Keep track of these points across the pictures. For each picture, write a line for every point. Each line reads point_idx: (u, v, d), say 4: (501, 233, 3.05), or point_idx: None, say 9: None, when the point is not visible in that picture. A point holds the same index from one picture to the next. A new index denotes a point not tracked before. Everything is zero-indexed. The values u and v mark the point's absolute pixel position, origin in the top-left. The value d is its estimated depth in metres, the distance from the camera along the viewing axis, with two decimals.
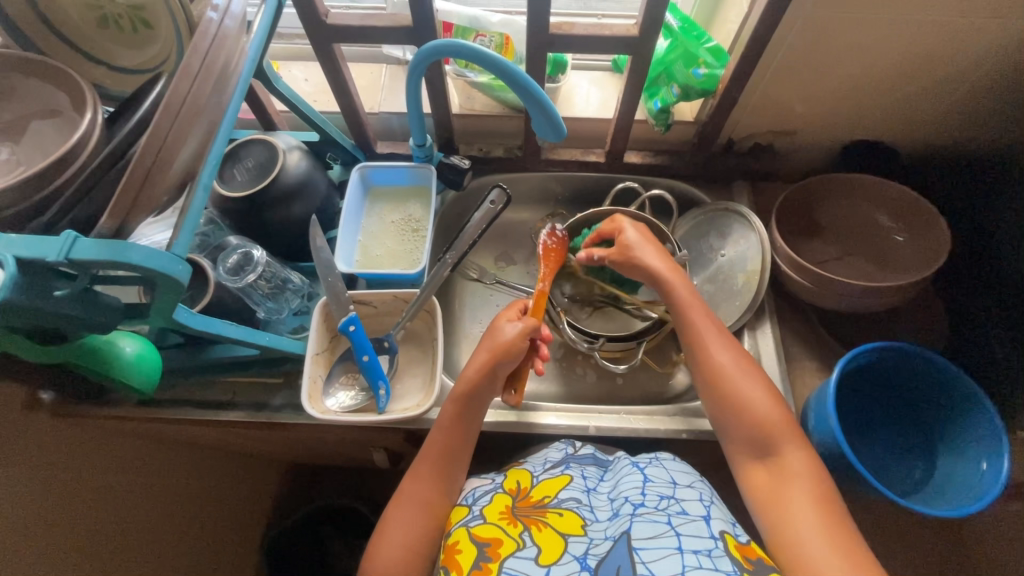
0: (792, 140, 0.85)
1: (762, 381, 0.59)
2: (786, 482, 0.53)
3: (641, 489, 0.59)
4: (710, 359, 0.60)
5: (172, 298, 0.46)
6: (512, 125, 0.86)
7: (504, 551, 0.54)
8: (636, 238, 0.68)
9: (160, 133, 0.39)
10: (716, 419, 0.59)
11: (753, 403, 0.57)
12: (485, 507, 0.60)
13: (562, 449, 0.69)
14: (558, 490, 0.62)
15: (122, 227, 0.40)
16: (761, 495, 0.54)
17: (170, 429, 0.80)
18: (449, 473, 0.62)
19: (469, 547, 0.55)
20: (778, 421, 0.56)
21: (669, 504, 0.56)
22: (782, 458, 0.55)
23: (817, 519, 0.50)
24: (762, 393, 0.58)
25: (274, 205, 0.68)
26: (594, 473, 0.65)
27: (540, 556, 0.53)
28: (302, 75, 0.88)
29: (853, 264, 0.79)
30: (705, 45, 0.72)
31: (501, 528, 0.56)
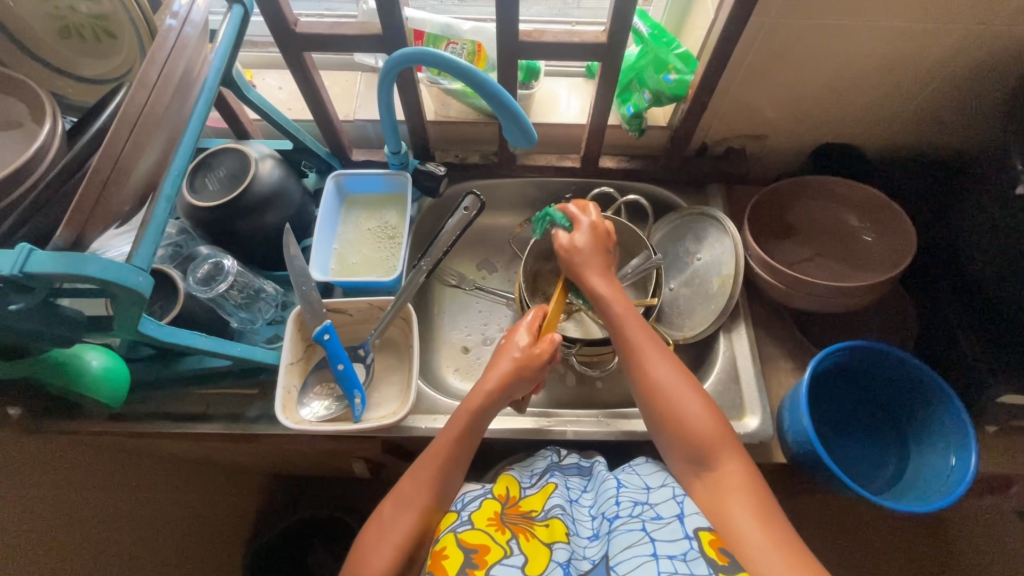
0: (763, 143, 0.86)
1: (700, 394, 0.58)
2: (724, 488, 0.54)
3: (614, 499, 0.60)
4: (647, 374, 0.59)
5: (136, 310, 0.45)
6: (487, 131, 0.86)
7: (491, 558, 0.54)
8: (586, 250, 0.65)
9: (118, 142, 0.39)
10: (655, 430, 0.59)
11: (691, 418, 0.56)
12: (474, 512, 0.60)
13: (547, 458, 0.68)
14: (545, 499, 0.62)
15: (79, 240, 0.39)
16: (706, 506, 0.55)
17: (143, 442, 0.78)
18: (446, 473, 0.59)
19: (455, 552, 0.55)
20: (716, 435, 0.55)
21: (643, 510, 0.57)
22: (718, 470, 0.55)
23: (755, 526, 0.50)
24: (700, 408, 0.57)
25: (246, 214, 0.67)
26: (577, 484, 0.66)
27: (526, 565, 0.54)
28: (276, 84, 0.88)
29: (825, 265, 0.81)
30: (675, 50, 0.73)
31: (488, 535, 0.57)
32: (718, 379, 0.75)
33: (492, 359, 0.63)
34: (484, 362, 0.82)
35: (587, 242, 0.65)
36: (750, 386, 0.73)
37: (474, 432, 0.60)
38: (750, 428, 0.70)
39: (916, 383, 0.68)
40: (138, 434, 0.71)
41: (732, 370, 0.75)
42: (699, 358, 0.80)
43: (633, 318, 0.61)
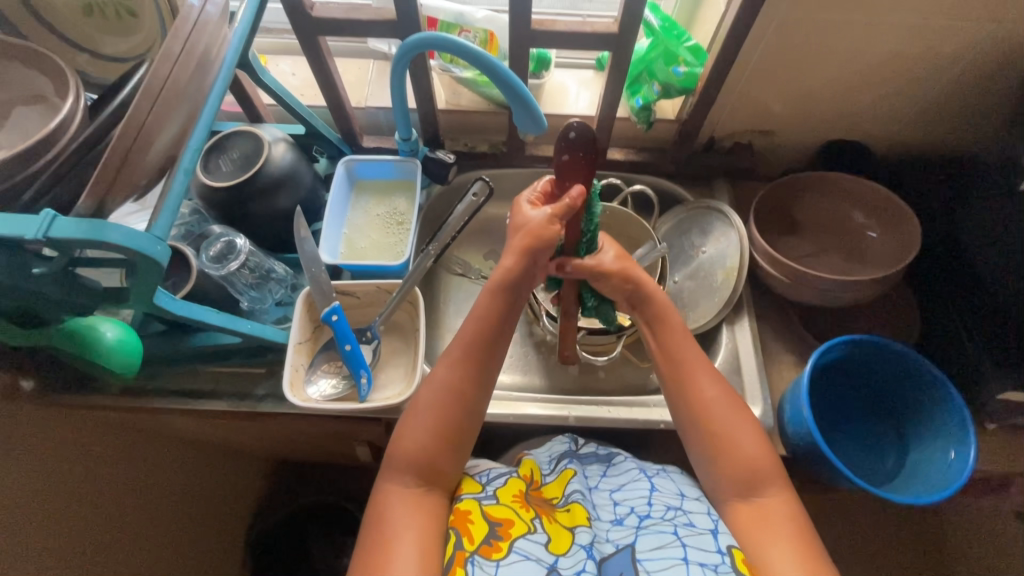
0: (771, 139, 0.86)
1: (752, 424, 0.57)
2: (769, 520, 0.53)
3: (647, 500, 0.61)
4: (700, 398, 0.58)
5: (154, 279, 0.46)
6: (497, 122, 0.87)
7: (515, 532, 0.54)
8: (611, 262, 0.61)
9: (140, 113, 0.40)
10: (699, 456, 0.58)
11: (742, 446, 0.56)
12: (499, 489, 0.59)
13: (564, 444, 0.70)
14: (564, 485, 0.63)
15: (100, 208, 0.40)
16: (746, 535, 0.54)
17: (150, 419, 0.80)
18: (478, 367, 0.57)
19: (480, 520, 0.55)
20: (766, 465, 0.55)
21: (676, 515, 0.58)
22: (764, 500, 0.54)
23: (796, 561, 0.50)
24: (752, 439, 0.56)
25: (258, 195, 0.69)
26: (596, 471, 0.67)
27: (550, 543, 0.54)
28: (290, 70, 0.89)
29: (828, 261, 0.81)
30: (685, 44, 0.74)
31: (513, 510, 0.56)
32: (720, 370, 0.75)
33: (508, 238, 0.58)
34: None
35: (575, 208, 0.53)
36: (751, 376, 0.74)
37: (486, 362, 0.57)
38: None
39: (916, 379, 0.68)
40: (147, 409, 0.72)
41: (734, 361, 0.76)
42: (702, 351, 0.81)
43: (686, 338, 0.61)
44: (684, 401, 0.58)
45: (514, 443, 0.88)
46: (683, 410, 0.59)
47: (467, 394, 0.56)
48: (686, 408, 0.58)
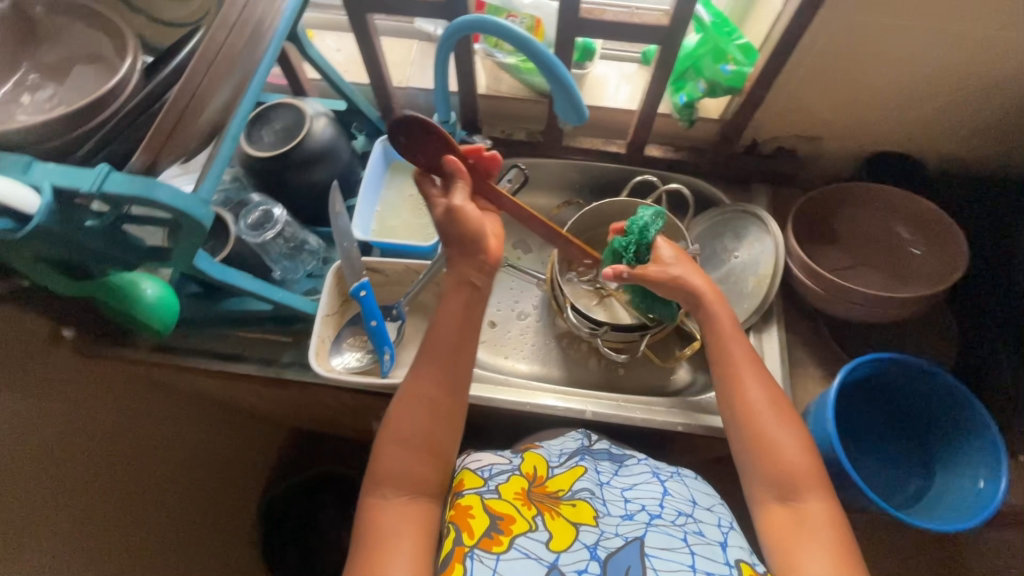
0: (816, 146, 0.84)
1: (798, 428, 0.57)
2: (807, 525, 0.52)
3: (659, 501, 0.60)
4: (749, 393, 0.58)
5: (197, 240, 0.47)
6: (536, 110, 0.86)
7: (516, 529, 0.54)
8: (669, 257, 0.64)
9: (195, 77, 0.42)
10: (740, 452, 0.58)
11: (787, 451, 0.55)
12: (502, 484, 0.60)
13: (578, 440, 0.70)
14: (572, 481, 0.62)
15: (153, 165, 0.41)
16: (778, 534, 0.53)
17: (180, 377, 0.82)
18: (454, 374, 0.56)
19: (482, 515, 0.55)
20: (808, 471, 0.54)
21: (686, 522, 0.58)
22: (804, 505, 0.53)
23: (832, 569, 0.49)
24: (796, 443, 0.56)
25: (297, 167, 0.70)
26: (608, 468, 0.66)
27: (551, 541, 0.53)
28: (336, 46, 0.90)
29: (868, 275, 0.79)
30: (736, 41, 0.71)
31: (514, 507, 0.57)
32: None
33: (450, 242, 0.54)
34: (510, 334, 0.88)
35: (467, 186, 0.52)
36: None
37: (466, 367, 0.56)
38: None
39: (948, 403, 0.66)
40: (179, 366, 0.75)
41: None
42: None
43: (738, 335, 0.62)
44: (732, 399, 0.59)
45: (527, 433, 0.89)
46: (730, 403, 0.59)
47: (460, 388, 0.57)
48: (732, 403, 0.59)
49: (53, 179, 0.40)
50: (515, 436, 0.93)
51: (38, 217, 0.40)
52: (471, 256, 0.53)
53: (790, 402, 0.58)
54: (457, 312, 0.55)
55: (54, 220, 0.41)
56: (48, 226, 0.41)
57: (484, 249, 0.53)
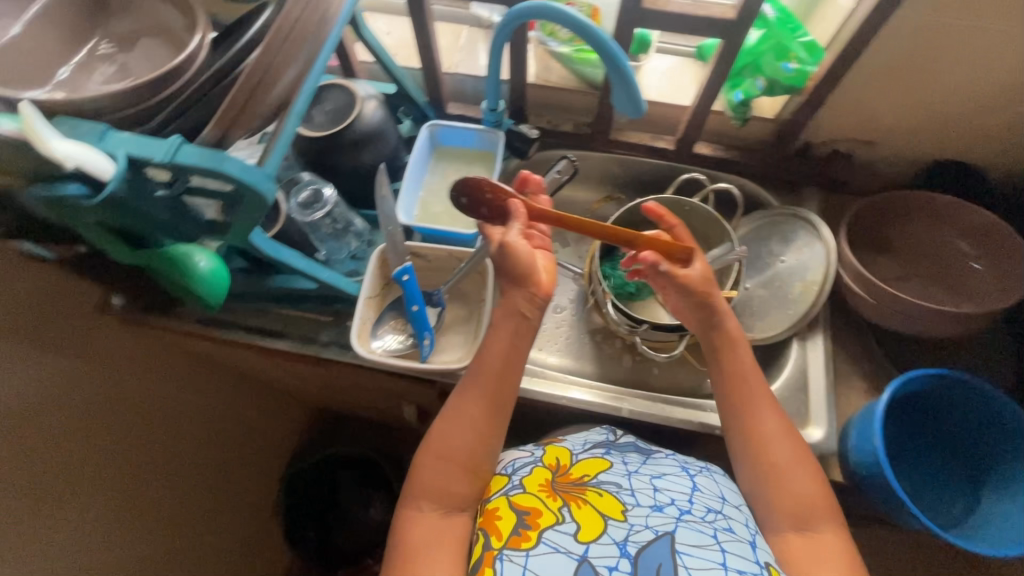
0: (873, 151, 0.81)
1: (809, 462, 0.56)
2: (823, 553, 0.52)
3: (688, 496, 0.57)
4: (760, 428, 0.57)
5: (258, 216, 0.47)
6: (584, 101, 0.85)
7: (543, 522, 0.53)
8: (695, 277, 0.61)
9: (271, 53, 0.42)
10: (750, 484, 0.57)
11: (799, 484, 0.55)
12: (526, 478, 0.58)
13: (603, 435, 0.68)
14: (596, 471, 0.60)
15: (223, 139, 0.42)
16: (793, 564, 0.53)
17: (220, 350, 0.84)
18: (499, 400, 0.57)
19: (508, 514, 0.54)
20: (822, 503, 0.54)
21: (716, 518, 0.54)
22: (818, 534, 0.53)
23: None
24: (809, 477, 0.55)
25: (346, 148, 0.71)
26: (636, 459, 0.63)
27: (579, 533, 0.52)
28: (385, 29, 0.89)
29: (919, 287, 0.77)
30: (800, 39, 0.69)
31: (540, 500, 0.55)
32: (785, 385, 0.73)
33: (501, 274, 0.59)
34: (545, 326, 0.87)
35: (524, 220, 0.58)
36: (818, 394, 0.71)
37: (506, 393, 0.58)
38: (812, 439, 0.69)
39: (1001, 427, 0.64)
40: (221, 339, 0.76)
41: (800, 376, 0.73)
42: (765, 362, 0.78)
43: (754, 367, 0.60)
44: (742, 427, 0.58)
45: (556, 426, 0.88)
46: (742, 436, 0.58)
47: (502, 412, 0.57)
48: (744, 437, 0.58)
49: (127, 148, 0.41)
50: (543, 429, 0.92)
51: (112, 184, 0.40)
52: (523, 287, 0.58)
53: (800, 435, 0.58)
54: (505, 339, 0.58)
55: (126, 187, 0.42)
56: (119, 194, 0.42)
57: (535, 283, 0.58)
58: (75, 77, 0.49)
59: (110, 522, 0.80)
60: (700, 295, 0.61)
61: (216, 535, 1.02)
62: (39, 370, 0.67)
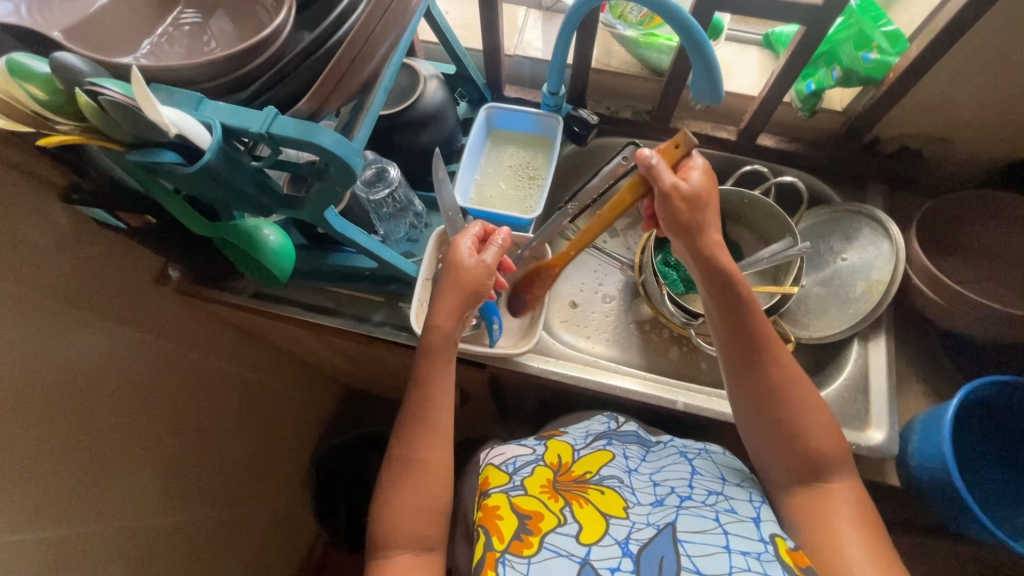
0: (945, 149, 0.79)
1: (821, 407, 0.55)
2: (834, 506, 0.52)
3: (687, 482, 0.57)
4: (769, 379, 0.55)
5: (340, 187, 0.47)
6: (646, 88, 0.83)
7: (545, 526, 0.53)
8: (700, 203, 0.56)
9: (369, 26, 0.41)
10: (757, 438, 0.56)
11: (812, 435, 0.54)
12: (527, 478, 0.58)
13: (604, 423, 0.67)
14: (599, 466, 0.60)
15: (316, 112, 0.42)
16: (809, 519, 0.52)
17: (270, 325, 0.85)
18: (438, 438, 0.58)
19: (509, 515, 0.54)
20: (834, 452, 0.53)
21: (717, 501, 0.55)
22: (829, 485, 0.53)
23: (865, 548, 0.48)
24: (820, 423, 0.54)
25: (409, 128, 0.70)
26: (636, 452, 0.63)
27: (581, 533, 0.52)
28: (444, 8, 0.88)
29: (989, 291, 0.75)
30: (882, 28, 0.67)
31: (542, 502, 0.55)
32: (844, 386, 0.71)
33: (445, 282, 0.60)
34: (592, 316, 0.86)
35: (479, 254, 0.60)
36: (879, 397, 0.69)
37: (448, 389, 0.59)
38: (873, 442, 0.66)
39: None
40: (275, 315, 0.77)
41: (860, 378, 0.71)
42: (821, 362, 0.76)
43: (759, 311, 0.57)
44: (748, 379, 0.55)
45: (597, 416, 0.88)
46: (750, 388, 0.55)
47: (446, 362, 0.60)
48: (752, 387, 0.55)
49: (222, 117, 0.41)
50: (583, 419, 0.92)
51: (210, 155, 0.41)
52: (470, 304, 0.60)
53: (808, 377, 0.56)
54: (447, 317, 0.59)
55: (220, 158, 0.42)
56: (215, 165, 0.42)
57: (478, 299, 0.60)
58: (158, 47, 0.48)
59: (161, 489, 0.82)
60: (684, 223, 0.56)
61: (253, 507, 1.05)
62: (104, 337, 0.69)
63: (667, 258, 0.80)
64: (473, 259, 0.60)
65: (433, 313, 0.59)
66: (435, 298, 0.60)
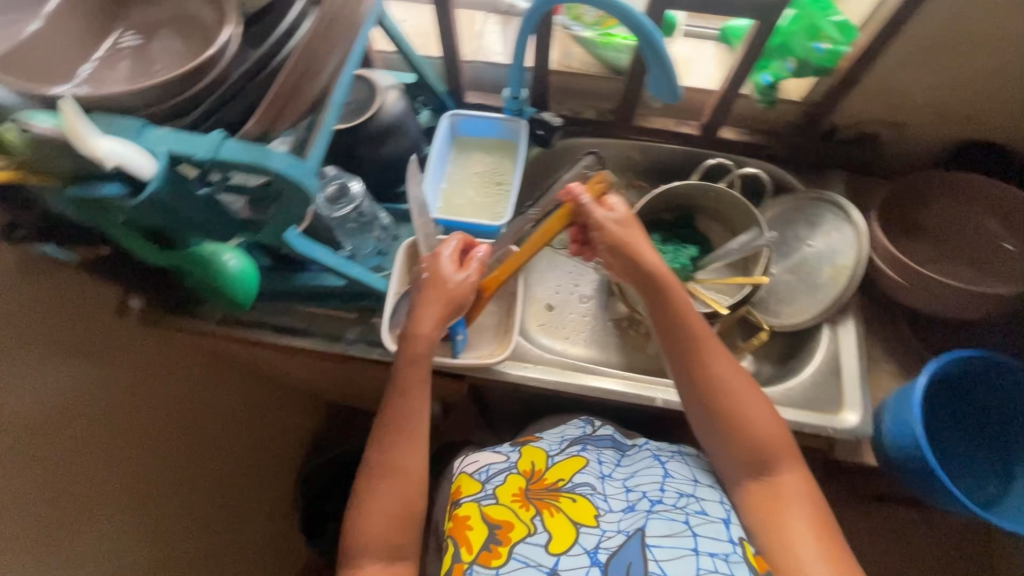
0: (899, 133, 0.81)
1: (762, 399, 0.55)
2: (784, 501, 0.51)
3: (659, 485, 0.57)
4: (708, 374, 0.56)
5: (297, 211, 0.47)
6: (608, 88, 0.83)
7: (515, 536, 0.54)
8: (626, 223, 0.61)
9: (313, 44, 0.40)
10: (705, 436, 0.56)
11: (755, 428, 0.54)
12: (499, 487, 0.58)
13: (580, 428, 0.66)
14: (573, 472, 0.59)
15: (265, 134, 0.41)
16: (756, 514, 0.52)
17: (240, 349, 0.82)
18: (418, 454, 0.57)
19: (479, 525, 0.55)
20: (778, 443, 0.53)
21: (688, 503, 0.55)
22: (778, 479, 0.53)
23: (815, 543, 0.48)
24: (762, 414, 0.54)
25: (370, 140, 0.69)
26: (611, 457, 0.62)
27: (550, 543, 0.53)
28: (400, 16, 0.87)
29: (949, 269, 0.77)
30: (831, 18, 0.68)
31: (512, 511, 0.56)
32: (818, 370, 0.72)
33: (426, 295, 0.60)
34: (569, 317, 0.86)
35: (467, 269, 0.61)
36: (851, 379, 0.71)
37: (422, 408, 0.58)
38: (846, 424, 0.68)
39: None
40: (245, 340, 0.74)
41: (832, 362, 0.73)
42: (795, 349, 0.78)
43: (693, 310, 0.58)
44: (689, 376, 0.56)
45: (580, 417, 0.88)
46: (691, 385, 0.56)
47: (422, 380, 0.58)
48: (693, 384, 0.56)
49: (168, 144, 0.39)
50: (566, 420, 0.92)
51: (156, 183, 0.39)
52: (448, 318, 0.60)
53: (746, 370, 0.57)
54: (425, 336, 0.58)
55: (166, 185, 0.41)
56: (161, 194, 0.40)
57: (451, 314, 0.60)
58: (98, 72, 0.47)
59: (137, 526, 0.79)
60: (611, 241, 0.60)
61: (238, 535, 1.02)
62: None
63: None
64: (460, 274, 0.61)
65: (416, 326, 0.59)
66: (418, 307, 0.60)
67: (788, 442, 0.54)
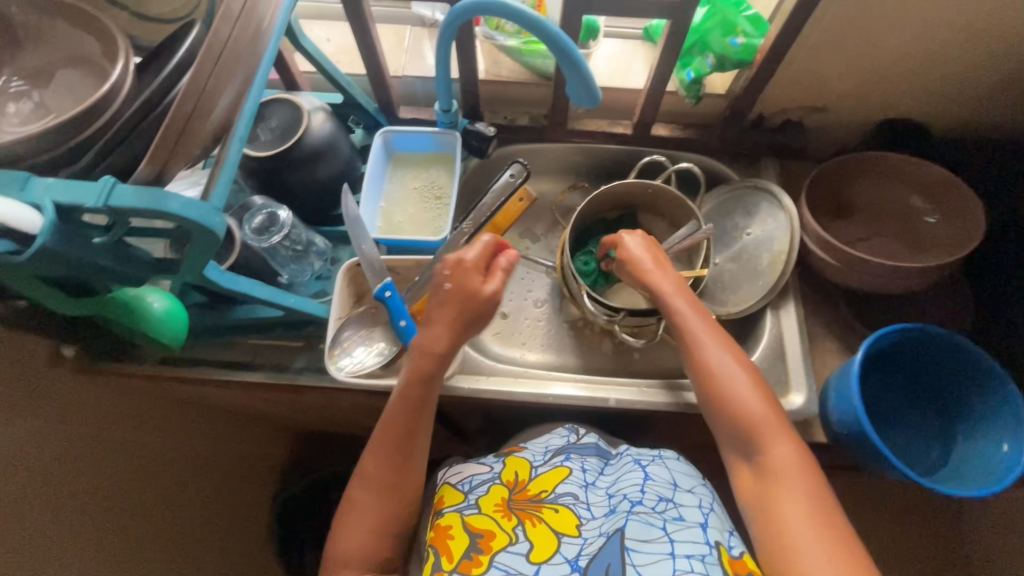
0: (823, 118, 0.84)
1: (757, 382, 0.57)
2: (777, 477, 0.52)
3: (640, 487, 0.58)
4: (701, 360, 0.59)
5: (204, 251, 0.45)
6: (538, 93, 0.84)
7: (496, 545, 0.53)
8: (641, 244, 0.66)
9: (200, 79, 0.39)
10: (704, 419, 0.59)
11: (746, 407, 0.55)
12: (481, 498, 0.58)
13: (564, 437, 0.66)
14: (557, 483, 0.59)
15: (160, 175, 0.39)
16: (749, 495, 0.54)
17: (186, 389, 0.80)
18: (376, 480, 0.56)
19: (461, 535, 0.54)
20: (768, 421, 0.54)
21: (667, 508, 0.55)
22: (769, 456, 0.53)
23: (803, 517, 0.49)
24: (753, 394, 0.56)
25: (298, 165, 0.67)
26: (595, 465, 0.63)
27: (531, 553, 0.52)
28: (324, 35, 0.86)
29: (882, 246, 0.79)
30: (744, 12, 0.70)
31: (495, 521, 0.55)
32: (762, 356, 0.74)
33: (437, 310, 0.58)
34: (524, 324, 0.85)
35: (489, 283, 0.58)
36: (795, 361, 0.73)
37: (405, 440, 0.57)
38: (795, 405, 0.70)
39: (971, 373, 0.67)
40: (187, 379, 0.72)
41: (776, 346, 0.74)
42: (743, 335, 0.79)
43: (689, 304, 0.62)
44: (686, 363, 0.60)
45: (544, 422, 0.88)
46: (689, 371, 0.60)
47: (398, 413, 0.58)
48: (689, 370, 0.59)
49: (53, 195, 0.38)
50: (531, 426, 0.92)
51: (42, 235, 0.38)
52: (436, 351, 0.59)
53: (745, 357, 0.59)
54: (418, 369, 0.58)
55: (57, 237, 0.39)
56: (50, 246, 0.39)
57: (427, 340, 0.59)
58: None
59: None
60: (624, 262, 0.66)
61: None
62: None
63: (586, 258, 0.80)
64: (488, 287, 0.58)
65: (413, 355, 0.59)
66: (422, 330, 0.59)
67: (781, 421, 0.55)
